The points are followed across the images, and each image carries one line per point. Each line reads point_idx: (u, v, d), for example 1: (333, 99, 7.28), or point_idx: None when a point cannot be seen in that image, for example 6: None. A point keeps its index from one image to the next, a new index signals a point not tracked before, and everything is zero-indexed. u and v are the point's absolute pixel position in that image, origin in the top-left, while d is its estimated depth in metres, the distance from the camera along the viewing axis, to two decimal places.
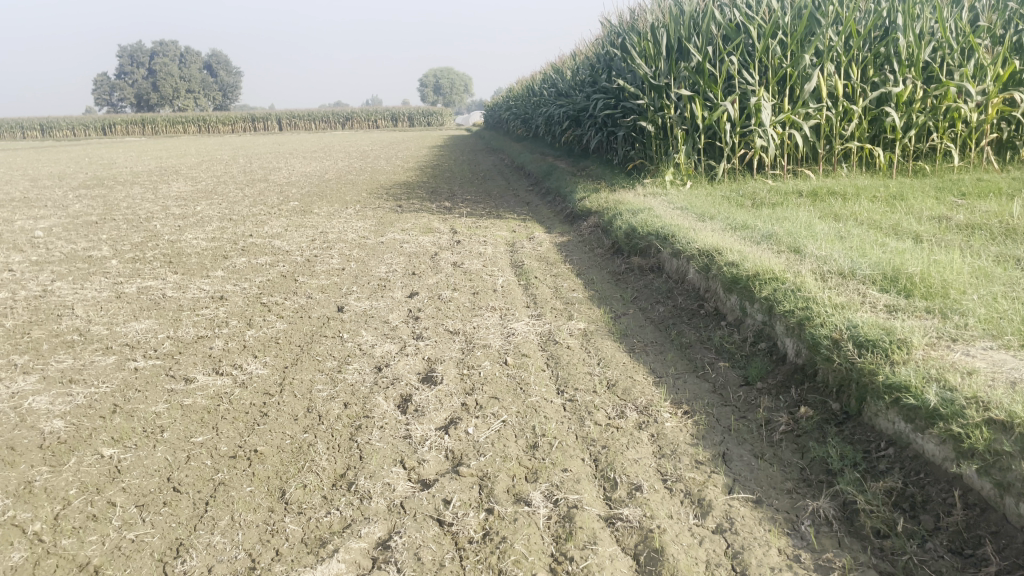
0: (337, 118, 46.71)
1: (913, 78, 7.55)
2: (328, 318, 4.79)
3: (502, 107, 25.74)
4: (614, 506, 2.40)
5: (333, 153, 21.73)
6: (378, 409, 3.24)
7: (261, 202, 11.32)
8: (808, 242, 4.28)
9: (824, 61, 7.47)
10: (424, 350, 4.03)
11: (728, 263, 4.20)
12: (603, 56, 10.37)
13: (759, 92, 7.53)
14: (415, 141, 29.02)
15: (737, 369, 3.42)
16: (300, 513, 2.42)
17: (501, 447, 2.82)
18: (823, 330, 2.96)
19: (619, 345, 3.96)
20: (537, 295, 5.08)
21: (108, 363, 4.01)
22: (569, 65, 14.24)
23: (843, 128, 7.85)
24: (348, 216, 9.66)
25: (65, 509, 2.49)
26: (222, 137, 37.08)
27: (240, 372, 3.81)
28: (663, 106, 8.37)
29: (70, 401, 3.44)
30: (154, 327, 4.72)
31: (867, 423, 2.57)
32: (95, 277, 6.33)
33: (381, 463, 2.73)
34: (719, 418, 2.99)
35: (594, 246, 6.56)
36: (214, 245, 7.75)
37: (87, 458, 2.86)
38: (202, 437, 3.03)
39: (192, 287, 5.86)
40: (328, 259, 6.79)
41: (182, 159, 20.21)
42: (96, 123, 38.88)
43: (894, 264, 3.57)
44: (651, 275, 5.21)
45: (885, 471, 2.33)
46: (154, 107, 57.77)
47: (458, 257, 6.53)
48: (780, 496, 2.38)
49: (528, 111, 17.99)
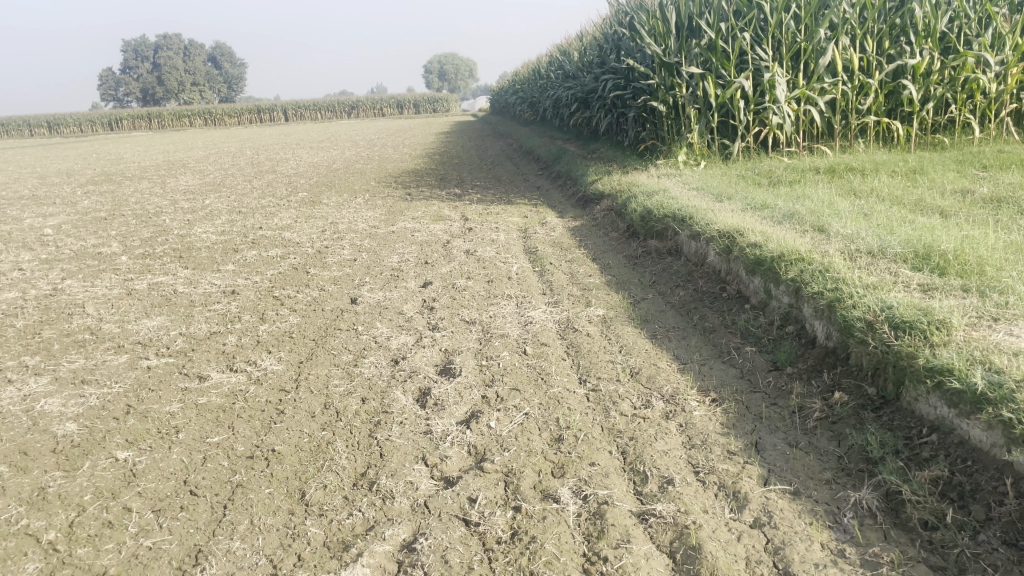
0: (342, 107, 46.50)
1: (930, 49, 7.37)
2: (342, 310, 4.71)
3: (508, 93, 25.61)
4: (645, 501, 2.31)
5: (339, 143, 21.61)
6: (397, 403, 3.16)
7: (269, 194, 11.23)
8: (833, 220, 4.16)
9: (839, 34, 7.30)
10: (441, 341, 3.94)
11: (750, 244, 4.09)
12: (611, 36, 10.20)
13: (773, 68, 7.36)
14: (423, 128, 28.84)
15: (765, 354, 3.32)
16: (321, 515, 2.35)
17: (525, 441, 2.74)
18: (856, 312, 2.85)
19: (640, 331, 3.87)
20: (553, 282, 4.98)
21: (121, 362, 3.94)
22: (576, 47, 14.05)
23: (859, 103, 7.69)
24: (357, 205, 9.57)
25: (80, 516, 2.43)
26: (229, 130, 37.02)
27: (254, 368, 3.74)
28: (675, 85, 8.22)
29: (83, 403, 3.38)
30: (166, 324, 4.65)
31: (907, 408, 2.47)
32: (105, 274, 6.27)
33: (402, 461, 2.65)
34: (749, 406, 2.90)
35: (609, 229, 6.45)
36: (223, 239, 7.68)
37: (102, 462, 2.79)
38: (218, 438, 2.96)
39: (203, 281, 5.79)
40: (339, 250, 6.72)
41: (189, 153, 20.16)
42: (102, 118, 38.89)
43: (924, 241, 3.46)
44: (669, 259, 5.10)
45: (929, 459, 2.23)
46: (160, 101, 57.77)
47: (470, 244, 6.44)
48: (819, 487, 2.29)
49: (535, 94, 17.85)
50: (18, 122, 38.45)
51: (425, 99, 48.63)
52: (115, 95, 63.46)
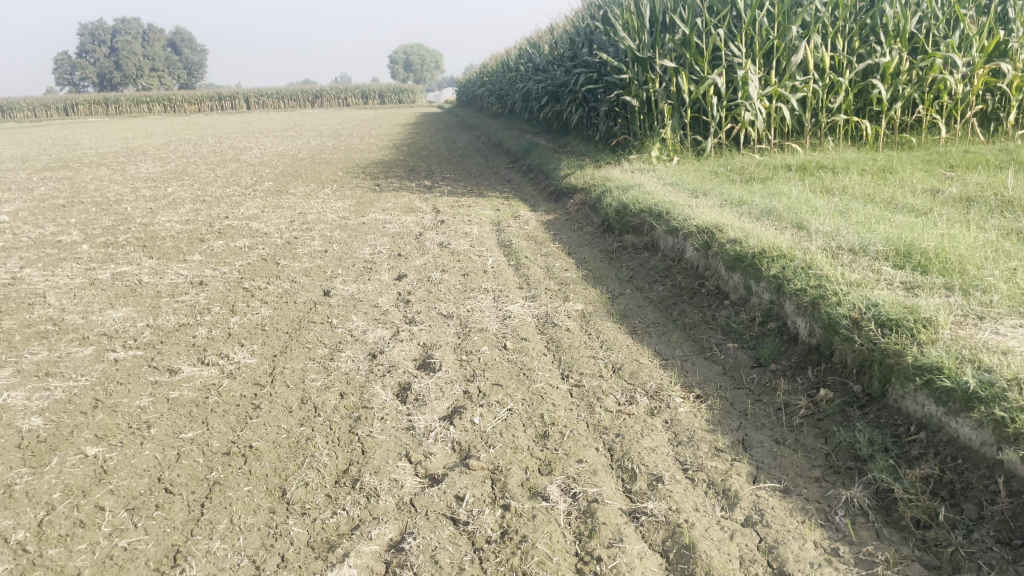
0: (307, 96, 45.91)
1: (899, 50, 7.45)
2: (315, 303, 4.62)
3: (475, 84, 25.51)
4: (636, 499, 2.29)
5: (304, 132, 21.32)
6: (377, 398, 3.09)
7: (234, 183, 11.01)
8: (811, 218, 4.18)
9: (811, 32, 7.34)
10: (419, 335, 3.88)
11: (729, 240, 4.09)
12: (583, 29, 10.17)
13: (747, 65, 7.39)
14: (389, 119, 28.61)
15: (747, 350, 3.32)
16: (304, 513, 2.28)
17: (510, 438, 2.70)
18: (841, 308, 2.86)
19: (620, 326, 3.84)
20: (530, 276, 4.94)
21: (86, 354, 3.82)
22: (546, 40, 14.01)
23: (829, 101, 7.75)
24: (326, 196, 9.43)
25: (49, 515, 2.33)
26: (189, 117, 36.38)
27: (227, 362, 3.64)
28: (648, 80, 8.22)
29: (48, 396, 3.26)
30: (132, 315, 4.52)
31: (894, 405, 2.48)
32: (67, 263, 6.09)
33: (385, 458, 2.59)
34: (734, 402, 2.89)
35: (583, 224, 6.43)
36: (188, 228, 7.51)
37: (71, 458, 2.69)
38: (192, 433, 2.87)
39: (170, 272, 5.64)
40: (309, 241, 6.60)
41: (149, 139, 19.73)
42: (57, 103, 37.93)
43: (904, 239, 3.49)
44: (646, 254, 5.09)
45: (919, 457, 2.24)
46: (118, 87, 56.56)
47: (443, 237, 6.38)
48: (809, 485, 2.29)
49: (503, 87, 17.78)
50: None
51: (391, 89, 48.22)
52: (71, 79, 61.90)
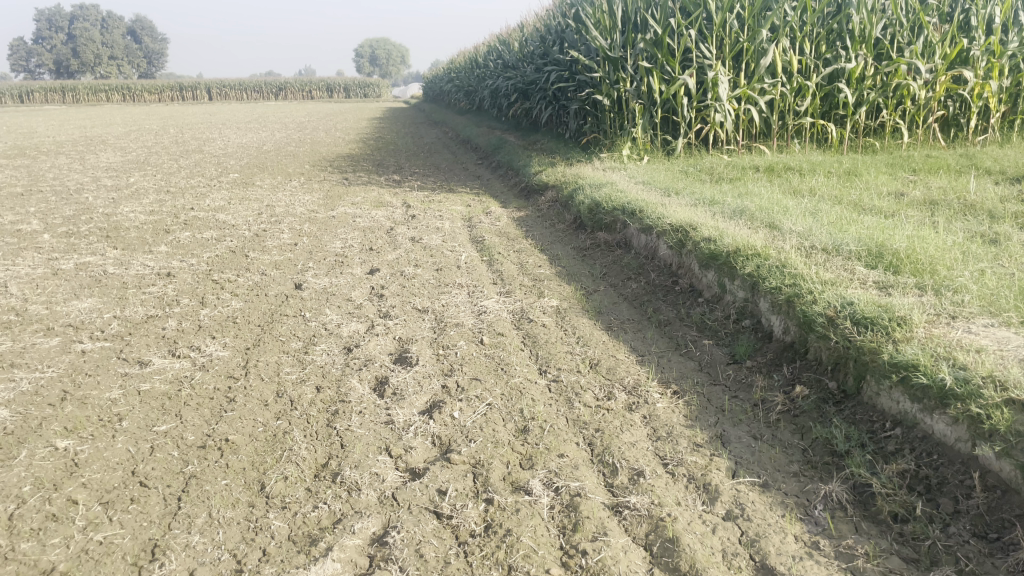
0: (271, 88, 45.34)
1: (865, 55, 7.57)
2: (287, 296, 4.56)
3: (442, 80, 25.39)
4: (618, 493, 2.30)
5: (269, 124, 21.10)
6: (354, 392, 3.07)
7: (198, 174, 10.83)
8: (783, 218, 4.24)
9: (780, 36, 7.43)
10: (394, 329, 3.85)
11: (704, 239, 4.13)
12: (554, 27, 10.17)
13: (717, 66, 7.45)
14: (355, 113, 28.37)
15: (722, 348, 3.35)
16: (284, 507, 2.26)
17: (491, 432, 2.69)
18: (817, 306, 2.90)
19: (595, 322, 3.86)
20: (504, 272, 4.94)
21: (52, 345, 3.73)
22: (516, 37, 14.00)
23: (797, 104, 7.86)
24: (293, 188, 9.32)
25: (20, 509, 2.27)
26: (149, 106, 35.68)
27: (198, 354, 3.58)
28: (619, 80, 8.26)
29: (14, 388, 3.18)
30: (99, 306, 4.43)
31: (869, 402, 2.53)
32: (27, 252, 5.94)
33: (365, 452, 2.57)
34: (711, 398, 2.92)
35: (555, 221, 6.45)
36: (153, 219, 7.37)
37: (40, 450, 2.62)
38: (165, 426, 2.82)
39: (135, 263, 5.53)
40: (278, 233, 6.52)
41: (109, 129, 19.32)
42: (11, 90, 37.01)
43: (876, 240, 3.56)
44: (619, 252, 5.12)
45: (895, 452, 2.29)
46: (75, 74, 55.32)
47: (415, 232, 6.34)
48: (788, 480, 2.33)
49: (471, 84, 17.74)
50: None
51: (357, 83, 47.81)
52: (26, 65, 60.35)
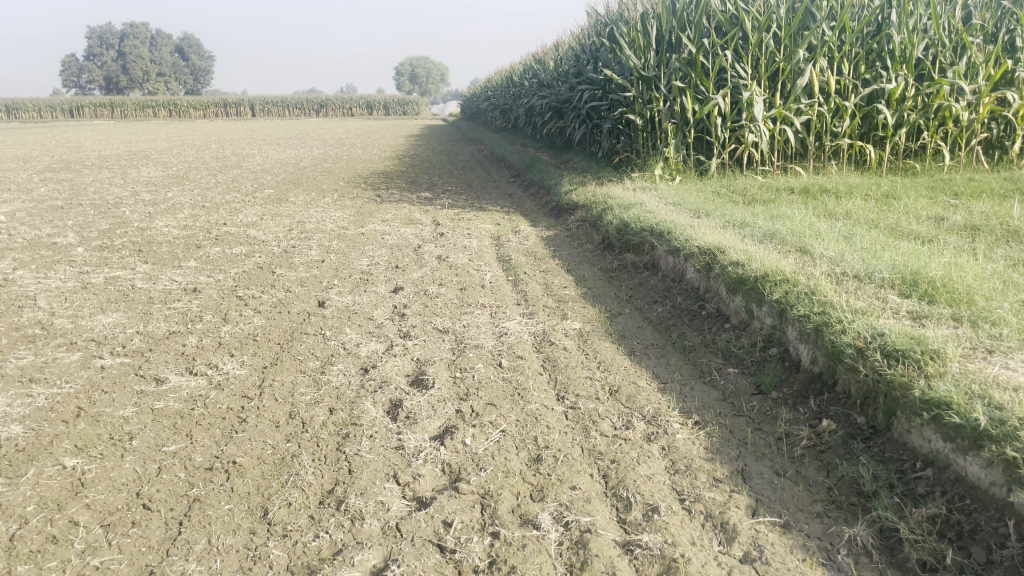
0: (311, 104, 46.09)
1: (905, 76, 7.38)
2: (310, 314, 4.54)
3: (479, 98, 25.52)
4: (630, 530, 2.20)
5: (308, 141, 21.36)
6: (367, 415, 3.01)
7: (234, 189, 10.95)
8: (815, 242, 4.12)
9: (818, 56, 7.29)
10: (413, 350, 3.80)
11: (732, 263, 4.02)
12: (589, 46, 10.13)
13: (752, 86, 7.33)
14: (394, 130, 28.59)
15: (748, 377, 3.24)
16: (285, 536, 2.20)
17: (502, 461, 2.61)
18: (845, 337, 2.79)
19: (618, 347, 3.77)
20: (528, 292, 4.86)
21: (72, 361, 3.73)
22: (552, 55, 13.98)
23: (834, 125, 7.68)
24: (326, 205, 9.37)
25: (22, 529, 2.25)
26: (193, 121, 36.57)
27: (215, 372, 3.56)
28: (653, 99, 8.18)
29: (30, 403, 3.18)
30: (123, 321, 4.44)
31: (899, 439, 2.41)
32: (60, 266, 6.01)
33: (372, 478, 2.51)
34: (734, 430, 2.81)
35: (583, 241, 6.36)
36: (186, 234, 7.43)
37: (48, 469, 2.60)
38: (174, 446, 2.78)
39: (164, 278, 5.57)
40: (306, 250, 6.53)
41: (152, 143, 19.77)
42: (63, 105, 38.12)
43: (911, 267, 3.43)
44: (647, 274, 5.03)
45: (925, 495, 2.17)
46: (124, 91, 56.69)
47: (442, 250, 6.31)
48: (810, 521, 2.22)
49: (507, 103, 17.78)
50: None
51: (397, 100, 48.36)
52: (78, 81, 61.96)
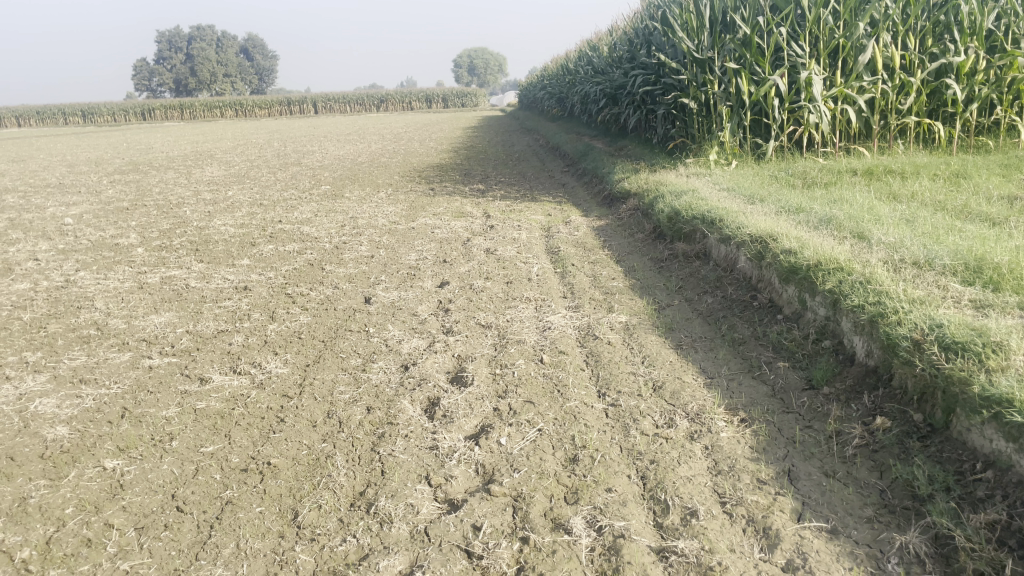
0: (372, 102, 46.52)
1: (975, 48, 6.99)
2: (355, 310, 4.54)
3: (536, 88, 25.35)
4: (667, 536, 2.11)
5: (368, 137, 21.61)
6: (403, 414, 2.97)
7: (292, 186, 11.09)
8: (873, 227, 3.92)
9: (880, 30, 6.97)
10: (454, 346, 3.75)
11: (785, 251, 3.85)
12: (642, 30, 9.93)
13: (810, 64, 7.05)
14: (451, 123, 28.70)
15: (799, 371, 3.09)
16: (313, 539, 2.18)
17: (537, 462, 2.54)
18: (901, 329, 2.63)
19: (664, 340, 3.65)
20: (575, 284, 4.77)
21: (123, 361, 3.80)
22: (606, 41, 13.75)
23: (900, 103, 7.34)
24: (380, 199, 9.42)
25: (58, 532, 2.27)
26: (259, 120, 37.38)
27: (258, 371, 3.57)
28: (707, 82, 7.97)
29: (78, 404, 3.24)
30: (173, 320, 4.52)
31: (958, 438, 2.24)
32: (120, 266, 6.17)
33: (404, 480, 2.46)
34: (782, 428, 2.68)
35: (634, 230, 6.22)
36: (242, 232, 7.55)
37: (89, 471, 2.63)
38: (212, 447, 2.79)
39: (217, 276, 5.65)
40: (356, 246, 6.56)
41: (217, 143, 20.27)
42: (136, 108, 39.34)
43: (976, 252, 3.22)
44: (697, 263, 4.88)
45: (985, 499, 2.01)
46: (192, 93, 58.25)
47: (491, 243, 6.25)
48: (860, 526, 2.09)
49: (563, 90, 17.61)
50: (52, 111, 38.69)
51: (455, 93, 48.44)
52: (149, 85, 63.89)
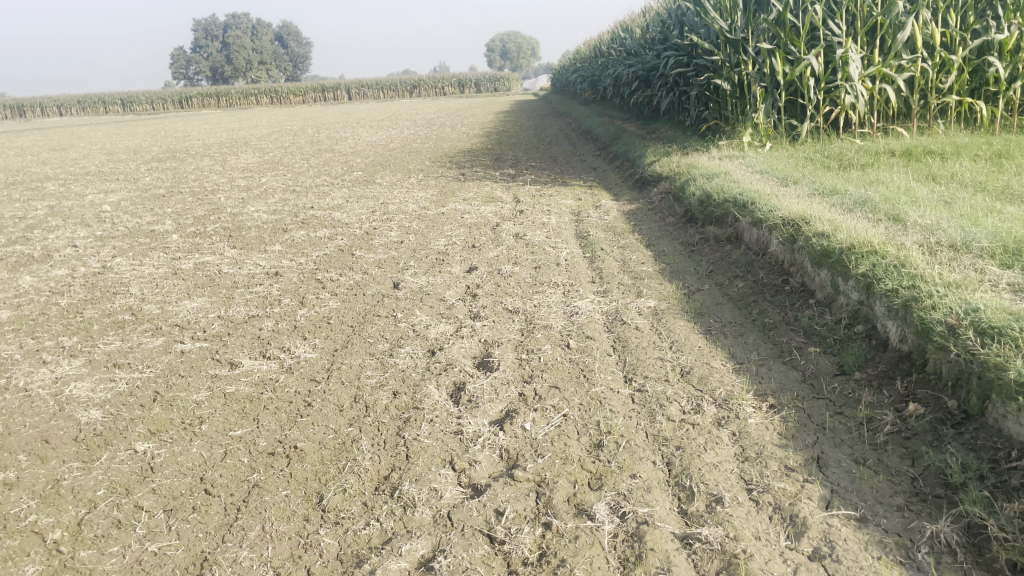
0: (404, 87, 46.56)
1: (1019, 24, 6.78)
2: (383, 295, 4.55)
3: (568, 71, 25.16)
4: (691, 523, 2.08)
5: (400, 122, 21.63)
6: (429, 399, 2.98)
7: (325, 173, 11.14)
8: (909, 209, 3.83)
9: (919, 7, 6.79)
10: (481, 331, 3.75)
11: (818, 234, 3.77)
12: (674, 11, 9.79)
13: (847, 43, 6.90)
14: (483, 107, 28.60)
15: (830, 356, 3.03)
16: (337, 523, 2.19)
17: (562, 447, 2.53)
18: (936, 313, 2.56)
19: (693, 325, 3.60)
20: (603, 269, 4.74)
21: (156, 345, 3.86)
22: (639, 23, 13.57)
23: (940, 81, 7.14)
24: (411, 185, 9.42)
25: (90, 513, 2.32)
26: (293, 108, 37.65)
27: (287, 356, 3.60)
28: (740, 63, 7.84)
29: (112, 388, 3.29)
30: (206, 305, 4.57)
31: (993, 425, 2.18)
32: (155, 252, 6.25)
33: (428, 465, 2.47)
34: (811, 414, 2.63)
35: (665, 214, 6.15)
36: (274, 218, 7.61)
37: (120, 454, 2.68)
38: (241, 431, 2.82)
39: (249, 262, 5.70)
40: (386, 231, 6.57)
41: (251, 131, 20.44)
42: (173, 97, 39.82)
43: (1016, 234, 3.13)
44: (729, 247, 4.81)
45: (1020, 488, 1.95)
46: (228, 80, 58.82)
47: (520, 227, 6.23)
48: (890, 514, 2.05)
49: (595, 73, 17.42)
50: (92, 100, 39.20)
51: (488, 78, 48.27)
52: (186, 73, 64.66)
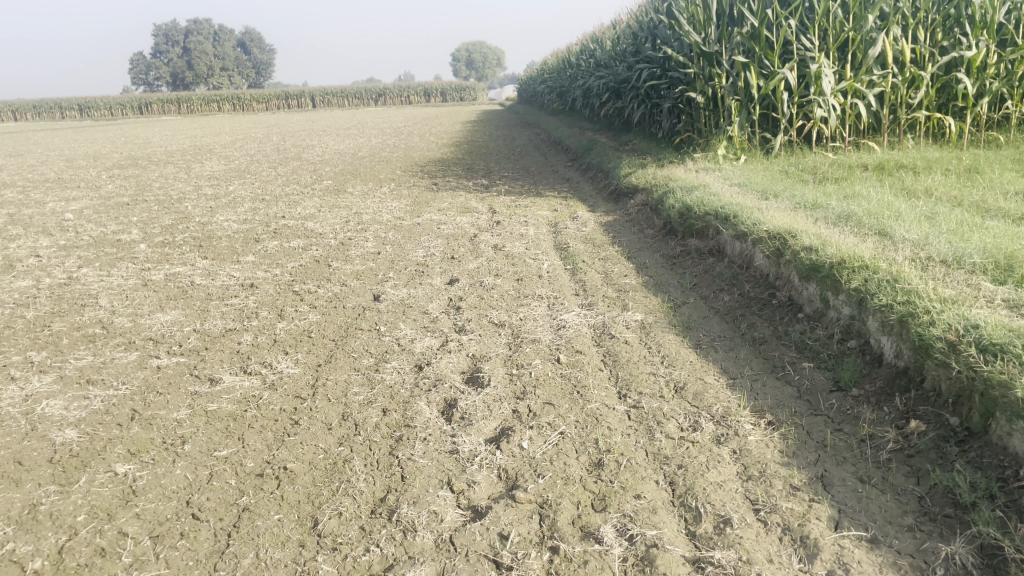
0: (369, 96, 46.31)
1: (986, 42, 6.91)
2: (364, 308, 4.46)
3: (536, 82, 25.24)
4: (701, 546, 2.04)
5: (367, 131, 21.45)
6: (420, 416, 2.90)
7: (294, 181, 10.98)
8: (894, 223, 3.85)
9: (890, 24, 6.89)
10: (468, 346, 3.68)
11: (805, 248, 3.77)
12: (647, 23, 9.84)
13: (820, 58, 6.97)
14: (450, 116, 28.55)
15: (824, 372, 3.02)
16: (335, 549, 2.11)
17: (561, 467, 2.47)
18: (935, 329, 2.56)
19: (683, 340, 3.58)
20: (587, 282, 4.70)
21: (130, 360, 3.72)
22: (609, 35, 13.64)
23: (909, 96, 7.25)
24: (383, 195, 9.32)
25: (71, 541, 2.20)
26: (256, 115, 37.22)
27: (269, 371, 3.50)
28: (714, 76, 7.89)
29: (86, 406, 3.16)
30: (180, 318, 4.43)
31: (998, 443, 2.18)
32: (123, 263, 6.07)
33: (426, 486, 2.39)
34: (811, 431, 2.61)
35: (644, 227, 6.15)
36: (245, 228, 7.45)
37: (99, 476, 2.56)
38: (226, 451, 2.72)
39: (221, 273, 5.56)
40: (362, 242, 6.47)
41: (215, 138, 20.12)
42: (133, 102, 39.11)
43: (1004, 249, 3.16)
44: (711, 260, 4.81)
45: None
46: (189, 86, 57.99)
47: (498, 239, 6.17)
48: (901, 535, 2.03)
49: (564, 84, 17.46)
50: (49, 104, 38.37)
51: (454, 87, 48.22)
52: (147, 79, 63.66)
